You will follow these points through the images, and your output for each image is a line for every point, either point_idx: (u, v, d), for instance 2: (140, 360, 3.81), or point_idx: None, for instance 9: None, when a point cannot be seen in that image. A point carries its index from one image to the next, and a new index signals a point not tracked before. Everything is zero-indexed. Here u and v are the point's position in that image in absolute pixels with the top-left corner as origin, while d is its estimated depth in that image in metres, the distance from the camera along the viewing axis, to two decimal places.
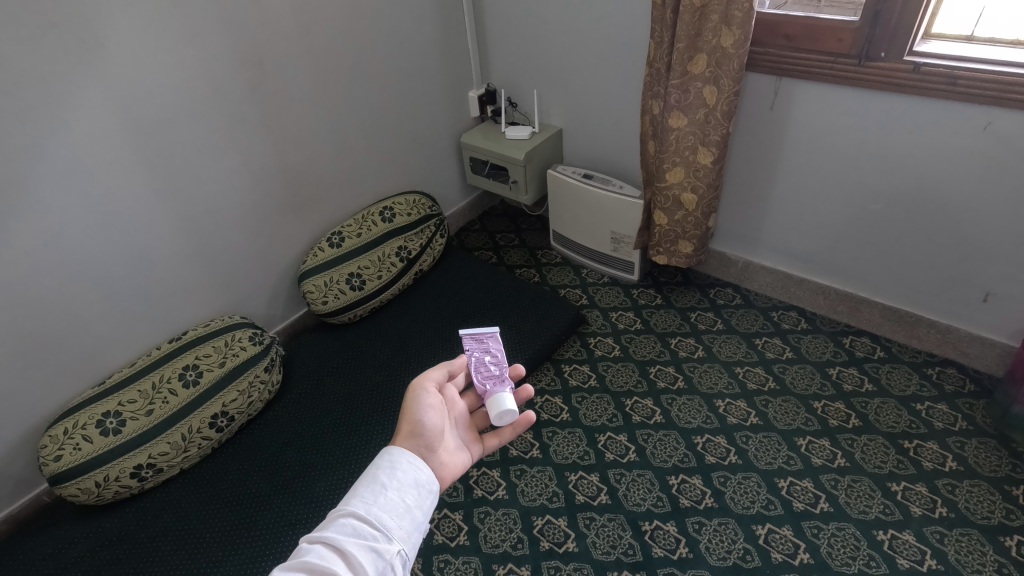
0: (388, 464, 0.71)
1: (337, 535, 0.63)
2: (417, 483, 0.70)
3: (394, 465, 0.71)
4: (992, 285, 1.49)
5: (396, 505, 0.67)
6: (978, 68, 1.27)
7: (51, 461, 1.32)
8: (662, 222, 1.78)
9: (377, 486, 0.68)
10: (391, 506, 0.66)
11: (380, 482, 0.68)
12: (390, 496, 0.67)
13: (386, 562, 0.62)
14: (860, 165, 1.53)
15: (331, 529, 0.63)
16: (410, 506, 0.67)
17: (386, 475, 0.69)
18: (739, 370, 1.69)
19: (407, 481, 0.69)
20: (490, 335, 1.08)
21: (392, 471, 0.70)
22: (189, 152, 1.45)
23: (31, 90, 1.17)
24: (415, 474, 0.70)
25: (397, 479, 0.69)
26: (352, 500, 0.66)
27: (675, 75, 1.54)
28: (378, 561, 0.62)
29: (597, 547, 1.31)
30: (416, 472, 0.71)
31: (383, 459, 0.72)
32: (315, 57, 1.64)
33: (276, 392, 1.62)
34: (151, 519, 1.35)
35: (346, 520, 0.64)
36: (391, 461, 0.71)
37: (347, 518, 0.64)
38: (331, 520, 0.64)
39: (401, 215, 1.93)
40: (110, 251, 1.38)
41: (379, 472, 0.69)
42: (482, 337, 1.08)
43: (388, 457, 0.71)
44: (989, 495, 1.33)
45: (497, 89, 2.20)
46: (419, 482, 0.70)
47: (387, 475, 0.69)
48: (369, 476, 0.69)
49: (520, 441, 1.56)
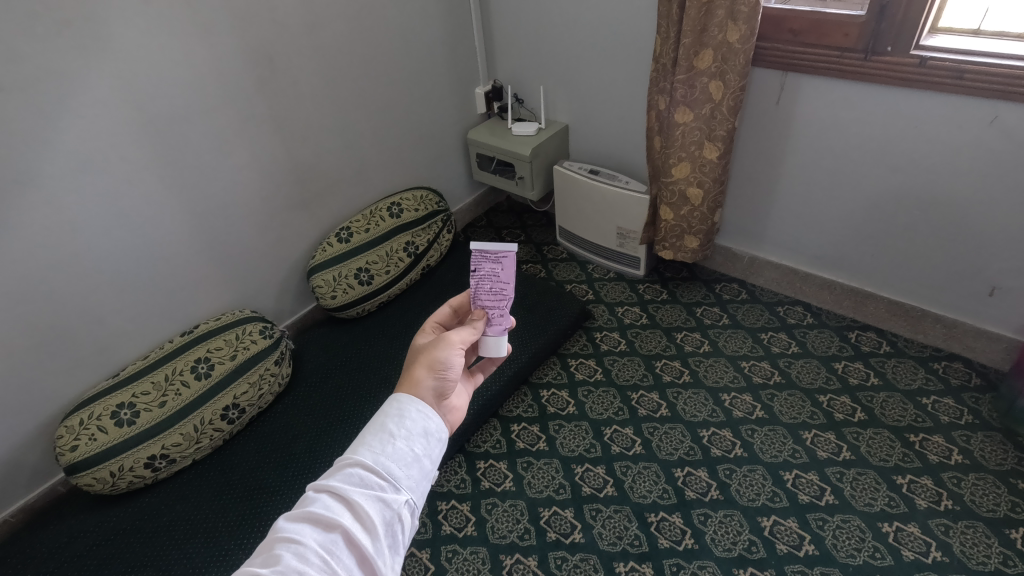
0: (397, 412, 0.66)
1: (344, 485, 0.61)
2: (426, 432, 0.66)
3: (403, 413, 0.66)
4: (998, 280, 1.49)
5: (405, 454, 0.63)
6: (985, 62, 1.27)
7: (68, 451, 1.34)
8: (668, 217, 1.79)
9: (384, 435, 0.64)
10: (399, 456, 0.63)
11: (388, 431, 0.64)
12: (399, 445, 0.64)
13: (394, 512, 0.61)
14: (865, 159, 1.54)
15: (337, 479, 0.61)
16: (418, 456, 0.64)
17: (394, 424, 0.65)
18: (745, 364, 1.69)
19: (415, 430, 0.65)
20: (506, 253, 0.86)
21: (401, 420, 0.65)
22: (201, 148, 1.47)
23: (48, 87, 1.19)
24: (424, 422, 0.66)
25: (406, 428, 0.65)
26: (359, 449, 0.63)
27: (681, 70, 1.55)
28: (386, 511, 0.61)
29: (603, 538, 1.32)
30: (425, 421, 0.66)
31: (391, 406, 0.67)
32: (323, 53, 1.66)
33: (286, 385, 1.64)
34: (164, 509, 1.37)
35: (353, 471, 0.62)
36: (400, 409, 0.66)
37: (354, 467, 0.62)
38: (337, 469, 0.62)
39: (408, 210, 1.95)
40: (124, 246, 1.40)
41: (387, 420, 0.65)
42: (493, 255, 0.86)
43: (397, 405, 0.67)
44: (995, 487, 1.34)
45: (503, 85, 2.22)
46: (428, 431, 0.66)
47: (396, 424, 0.65)
48: (376, 423, 0.65)
49: (527, 433, 1.58)
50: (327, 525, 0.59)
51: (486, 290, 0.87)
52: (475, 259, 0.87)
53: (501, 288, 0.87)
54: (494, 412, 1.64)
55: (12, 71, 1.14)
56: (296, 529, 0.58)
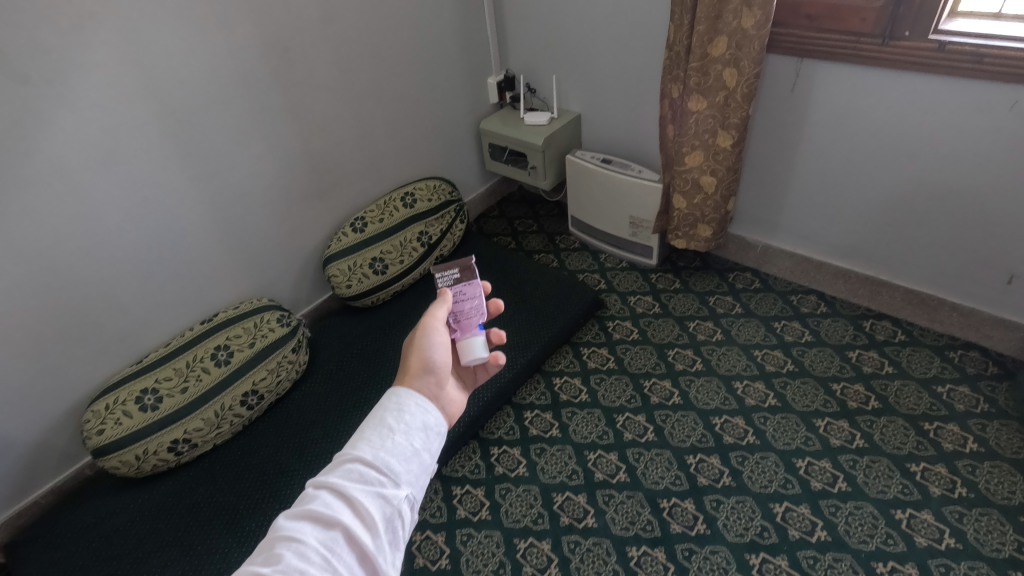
0: (395, 406, 0.65)
1: (343, 481, 0.60)
2: (426, 426, 0.65)
3: (402, 407, 0.65)
4: (1016, 268, 1.48)
5: (405, 449, 0.62)
6: (1005, 46, 1.26)
7: (95, 434, 1.38)
8: (681, 206, 1.79)
9: (384, 430, 0.63)
10: (398, 450, 0.62)
11: (388, 425, 0.63)
12: (398, 440, 0.62)
13: (394, 507, 0.60)
14: (882, 146, 1.52)
15: (337, 474, 0.60)
16: (418, 450, 0.63)
17: (394, 418, 0.64)
18: (758, 352, 1.70)
19: (415, 424, 0.64)
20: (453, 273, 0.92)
21: (400, 414, 0.64)
22: (219, 137, 1.49)
23: (72, 79, 1.22)
24: (424, 416, 0.65)
25: (405, 422, 0.64)
26: (359, 444, 0.61)
27: (695, 58, 1.54)
28: (386, 507, 0.59)
29: (616, 523, 1.34)
30: (424, 414, 0.65)
31: (391, 400, 0.66)
32: (338, 44, 1.67)
33: (303, 372, 1.67)
34: (187, 492, 1.41)
35: (352, 466, 0.60)
36: (398, 403, 0.65)
37: (354, 463, 0.61)
38: (336, 464, 0.61)
39: (421, 200, 1.96)
40: (146, 235, 1.44)
41: (387, 414, 0.64)
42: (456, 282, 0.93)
43: (396, 399, 0.66)
44: (1010, 475, 1.33)
45: (516, 75, 2.22)
46: (428, 425, 0.65)
47: (395, 418, 0.64)
48: (375, 418, 0.64)
49: (540, 420, 1.59)
50: (327, 523, 0.57)
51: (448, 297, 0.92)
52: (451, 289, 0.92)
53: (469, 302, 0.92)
54: (507, 400, 1.66)
55: (38, 62, 1.17)
56: (297, 527, 0.57)
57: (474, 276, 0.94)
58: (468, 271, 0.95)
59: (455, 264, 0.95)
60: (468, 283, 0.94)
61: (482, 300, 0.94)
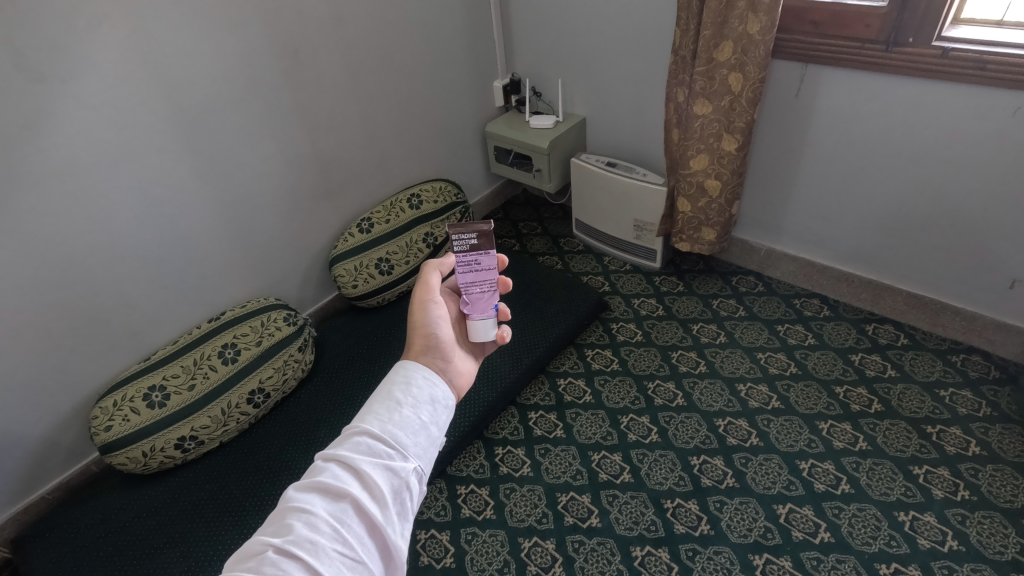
0: (403, 380, 0.65)
1: (352, 454, 0.59)
2: (433, 399, 0.65)
3: (409, 381, 0.65)
4: (1018, 273, 1.49)
5: (412, 422, 0.62)
6: (1008, 53, 1.27)
7: (102, 431, 1.39)
8: (685, 210, 1.80)
9: (392, 403, 0.63)
10: (406, 423, 0.62)
11: (395, 399, 0.63)
12: (406, 413, 0.62)
13: (402, 480, 0.59)
14: (885, 151, 1.54)
15: (345, 447, 0.59)
16: (425, 423, 0.63)
17: (401, 392, 0.64)
18: (761, 355, 1.71)
19: (422, 397, 0.64)
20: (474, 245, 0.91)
21: (407, 387, 0.64)
22: (229, 137, 1.51)
23: (86, 78, 1.23)
24: (431, 389, 0.66)
25: (412, 396, 0.64)
26: (367, 418, 0.61)
27: (700, 63, 1.56)
28: (394, 479, 0.59)
29: (619, 522, 1.35)
30: (431, 388, 0.66)
31: (398, 374, 0.66)
32: (347, 46, 1.69)
33: (309, 371, 1.68)
34: (194, 488, 1.42)
35: (360, 439, 0.60)
36: (406, 376, 0.66)
37: (362, 436, 0.60)
38: (345, 438, 0.60)
39: (428, 201, 1.97)
40: (156, 232, 1.45)
41: (394, 388, 0.64)
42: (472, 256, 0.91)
43: (403, 372, 0.66)
44: (1012, 479, 1.34)
45: (521, 79, 2.24)
46: (435, 398, 0.65)
47: (402, 392, 0.64)
48: (382, 392, 0.64)
49: (544, 421, 1.60)
50: (336, 495, 0.56)
51: (463, 265, 0.92)
52: (466, 261, 0.92)
53: (482, 276, 0.92)
54: (512, 400, 1.67)
55: (53, 62, 1.18)
56: (306, 499, 0.55)
57: (491, 246, 0.92)
58: (485, 238, 0.91)
59: (473, 228, 0.90)
60: (483, 253, 0.92)
61: (496, 273, 0.93)
